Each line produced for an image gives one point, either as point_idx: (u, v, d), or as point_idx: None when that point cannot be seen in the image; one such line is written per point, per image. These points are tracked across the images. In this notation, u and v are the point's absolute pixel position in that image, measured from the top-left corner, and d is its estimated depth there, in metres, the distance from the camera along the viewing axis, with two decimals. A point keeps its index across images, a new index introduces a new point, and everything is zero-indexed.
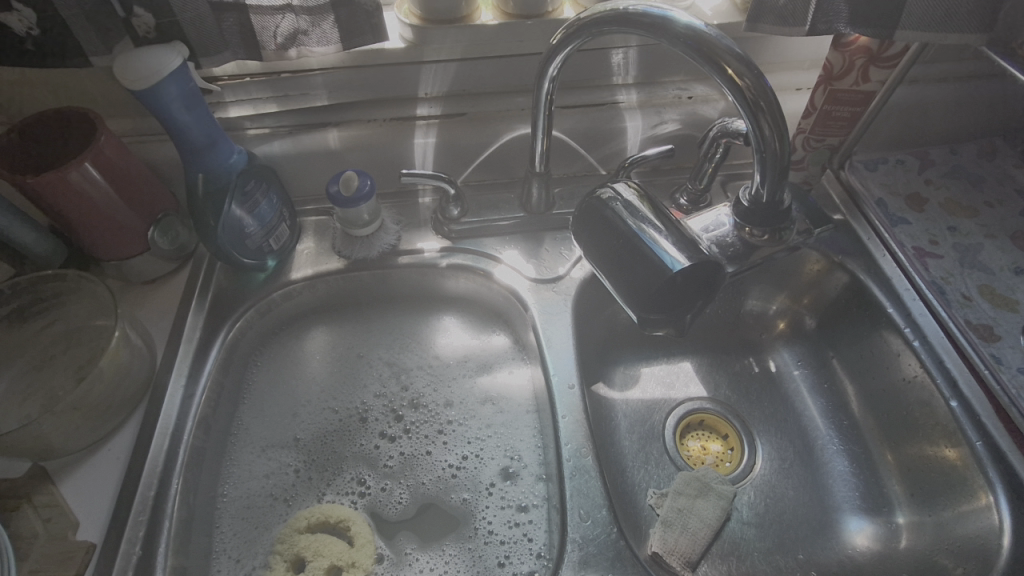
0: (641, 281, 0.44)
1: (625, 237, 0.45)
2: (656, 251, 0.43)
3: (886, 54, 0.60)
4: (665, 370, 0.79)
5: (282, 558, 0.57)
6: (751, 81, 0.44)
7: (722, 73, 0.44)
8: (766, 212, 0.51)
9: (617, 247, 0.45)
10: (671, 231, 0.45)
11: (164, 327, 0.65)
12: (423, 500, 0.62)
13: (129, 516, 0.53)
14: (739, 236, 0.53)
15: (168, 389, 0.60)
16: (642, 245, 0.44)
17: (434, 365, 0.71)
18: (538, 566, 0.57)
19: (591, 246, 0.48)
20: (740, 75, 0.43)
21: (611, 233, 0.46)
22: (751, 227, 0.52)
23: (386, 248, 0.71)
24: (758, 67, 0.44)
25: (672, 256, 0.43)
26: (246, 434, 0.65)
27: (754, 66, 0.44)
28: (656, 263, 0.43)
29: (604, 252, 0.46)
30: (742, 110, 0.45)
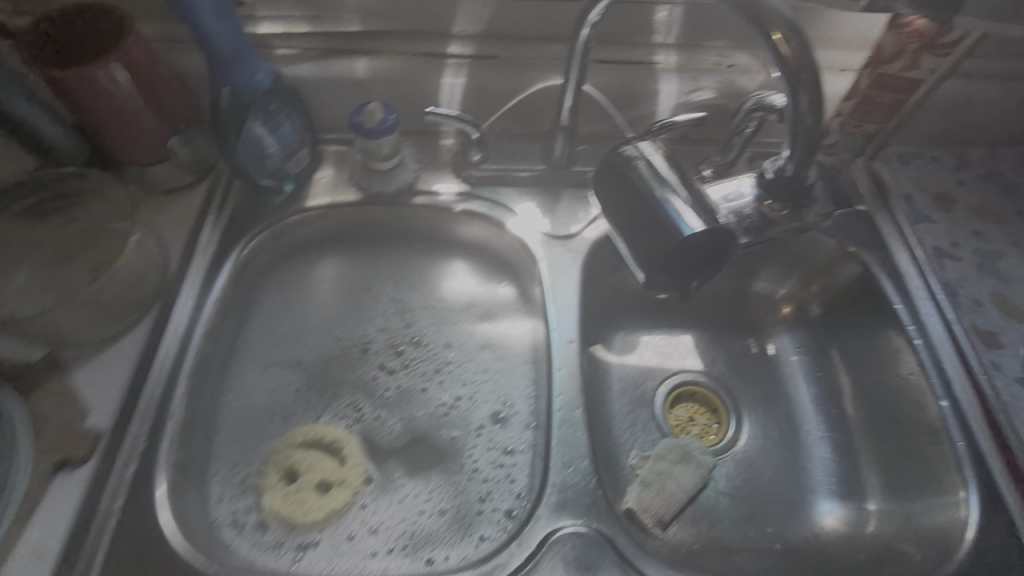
0: (652, 243, 0.44)
1: (643, 197, 0.45)
2: (670, 214, 0.43)
3: (942, 41, 0.58)
4: (664, 341, 0.80)
5: (276, 468, 0.60)
6: (796, 48, 0.42)
7: (767, 38, 0.43)
8: (787, 188, 0.51)
9: (634, 206, 0.45)
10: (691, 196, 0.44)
11: (179, 238, 0.66)
12: (414, 432, 0.64)
13: (136, 410, 0.55)
14: (759, 209, 0.52)
15: (181, 297, 0.62)
16: (659, 206, 0.44)
17: (438, 306, 0.72)
18: (516, 505, 0.60)
19: (608, 203, 0.47)
20: (786, 41, 0.42)
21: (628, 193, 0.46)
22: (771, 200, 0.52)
23: (404, 185, 0.71)
24: (805, 36, 0.42)
25: (687, 220, 0.43)
26: (251, 350, 0.67)
27: (802, 35, 0.42)
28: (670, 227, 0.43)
29: (620, 210, 0.46)
30: (782, 80, 0.44)
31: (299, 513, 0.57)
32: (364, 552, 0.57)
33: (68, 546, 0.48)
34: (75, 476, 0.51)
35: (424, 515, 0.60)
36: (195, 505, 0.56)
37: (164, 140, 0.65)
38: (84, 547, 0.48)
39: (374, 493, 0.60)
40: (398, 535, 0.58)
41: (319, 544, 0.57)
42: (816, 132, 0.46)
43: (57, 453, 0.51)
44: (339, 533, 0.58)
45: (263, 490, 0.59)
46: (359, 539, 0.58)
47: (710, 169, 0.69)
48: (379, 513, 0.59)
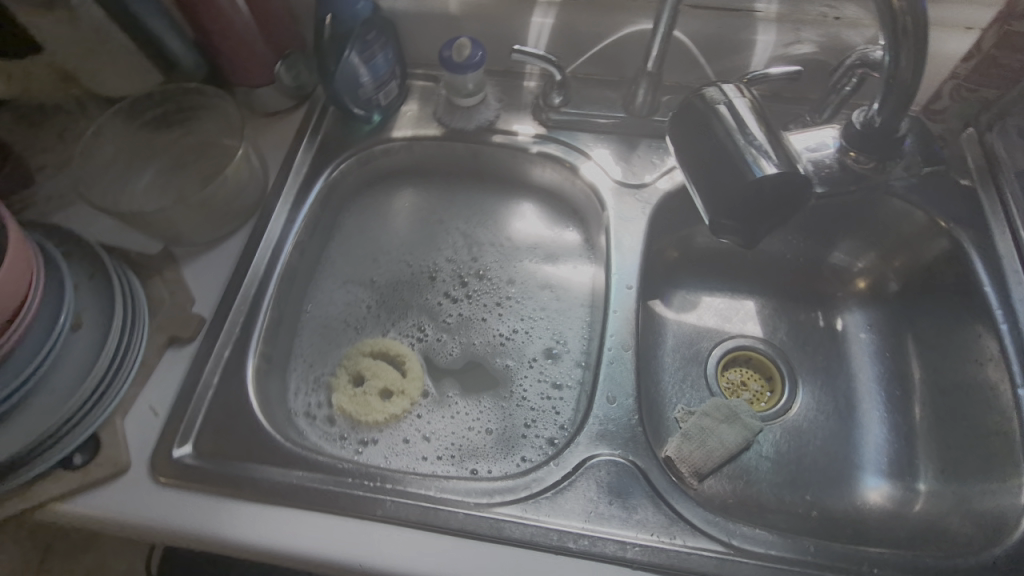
0: (721, 187, 0.44)
1: (716, 139, 0.45)
2: (743, 155, 0.43)
3: None
4: (726, 304, 0.79)
5: (346, 371, 0.66)
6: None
7: None
8: (873, 138, 0.51)
9: (706, 146, 0.46)
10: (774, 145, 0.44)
11: (277, 156, 0.72)
12: (471, 356, 0.69)
13: (233, 304, 0.62)
14: (840, 160, 0.53)
15: (276, 208, 0.68)
16: (731, 147, 0.44)
17: (504, 244, 0.75)
18: (559, 435, 0.63)
19: (682, 144, 0.48)
20: None
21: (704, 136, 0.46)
22: (856, 151, 0.52)
23: (484, 123, 0.73)
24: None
25: (758, 162, 0.43)
26: (332, 266, 0.73)
27: None
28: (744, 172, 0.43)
29: (692, 151, 0.47)
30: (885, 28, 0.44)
31: (363, 413, 0.64)
32: (417, 455, 0.63)
33: (175, 408, 0.56)
34: (182, 352, 0.59)
35: (473, 431, 0.64)
36: (276, 392, 0.63)
37: (270, 65, 0.70)
38: (187, 411, 0.56)
39: (430, 406, 0.66)
40: (448, 445, 0.63)
41: (378, 442, 0.63)
42: (912, 88, 0.46)
43: (169, 330, 0.59)
44: (396, 435, 0.64)
45: (333, 389, 0.65)
46: (413, 444, 0.63)
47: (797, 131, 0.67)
48: (432, 424, 0.64)
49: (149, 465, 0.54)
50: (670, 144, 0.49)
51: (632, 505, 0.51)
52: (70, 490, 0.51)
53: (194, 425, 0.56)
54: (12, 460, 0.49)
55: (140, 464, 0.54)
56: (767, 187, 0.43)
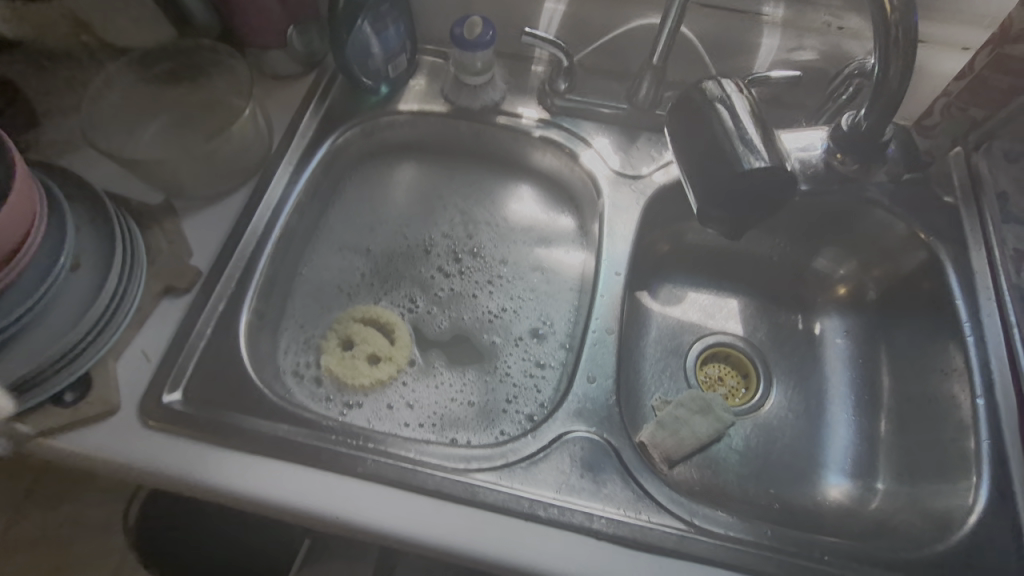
0: (713, 181, 0.46)
1: (711, 133, 0.47)
2: (735, 151, 0.45)
3: None
4: (711, 301, 0.82)
5: (336, 334, 0.68)
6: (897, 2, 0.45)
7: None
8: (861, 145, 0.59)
9: (701, 140, 0.47)
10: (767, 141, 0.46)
11: (283, 119, 0.73)
12: (459, 330, 0.70)
13: (230, 259, 0.63)
14: (827, 161, 0.61)
15: (278, 169, 0.69)
16: (724, 142, 0.46)
17: (500, 225, 0.76)
18: (538, 411, 0.66)
19: (678, 137, 0.50)
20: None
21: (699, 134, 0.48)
22: (843, 155, 0.60)
23: (490, 103, 0.74)
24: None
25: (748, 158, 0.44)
26: (330, 232, 0.74)
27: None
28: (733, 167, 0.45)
29: (688, 144, 0.48)
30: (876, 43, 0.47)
31: (350, 376, 0.65)
32: (399, 420, 0.65)
33: (166, 355, 0.58)
34: (177, 302, 0.61)
35: (456, 402, 0.66)
36: (266, 349, 0.65)
37: (281, 30, 0.70)
38: (178, 359, 0.58)
39: (415, 374, 0.67)
40: (430, 412, 0.65)
41: (363, 406, 0.65)
42: (896, 96, 0.50)
43: (165, 280, 0.60)
44: (380, 400, 0.65)
45: (322, 350, 0.67)
46: (396, 410, 0.65)
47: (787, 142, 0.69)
48: (416, 392, 0.66)
49: (139, 407, 0.55)
50: (668, 137, 0.51)
51: (602, 480, 0.53)
52: (60, 425, 0.53)
53: (184, 373, 0.57)
54: (7, 390, 0.51)
55: (130, 406, 0.55)
56: (754, 184, 0.45)
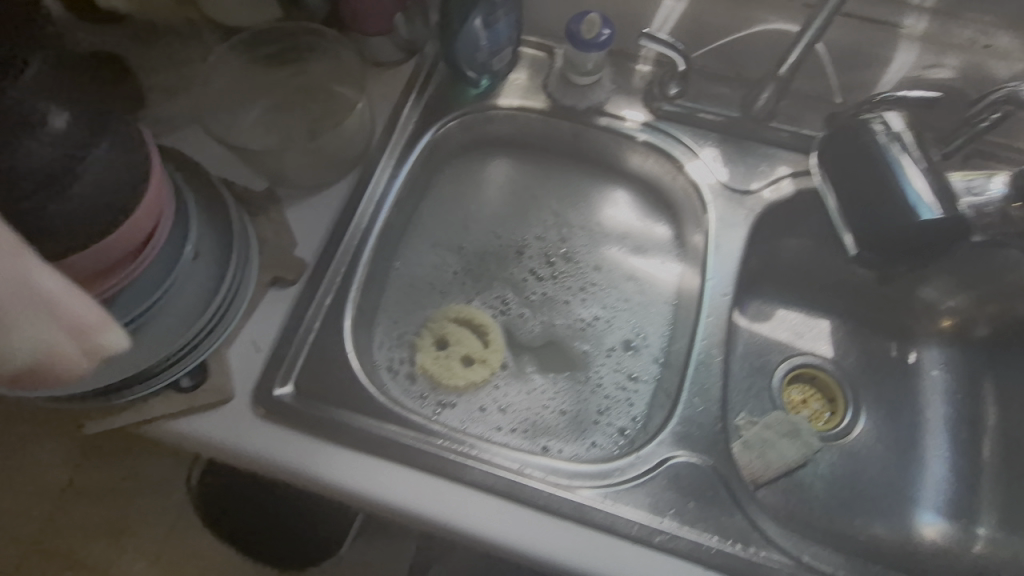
0: (872, 205, 0.57)
1: (880, 165, 0.57)
2: (902, 181, 0.56)
3: None
4: (801, 320, 0.79)
5: (430, 333, 0.68)
6: None
7: None
8: None
9: (870, 169, 0.58)
10: None
11: (384, 107, 0.71)
12: (551, 336, 0.70)
13: (336, 254, 0.63)
14: (998, 209, 0.56)
15: (380, 161, 0.68)
16: (894, 175, 0.56)
17: (595, 230, 0.74)
18: (631, 425, 0.65)
19: (836, 166, 0.60)
20: None
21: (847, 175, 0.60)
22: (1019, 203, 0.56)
23: (595, 104, 0.71)
24: None
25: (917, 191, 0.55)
26: (422, 227, 0.74)
27: None
28: (901, 198, 0.56)
29: (850, 172, 0.59)
30: None
31: (444, 377, 0.66)
32: (492, 425, 0.65)
33: (275, 346, 0.59)
34: (284, 293, 0.61)
35: (547, 410, 0.66)
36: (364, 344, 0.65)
37: (391, 16, 0.67)
38: (288, 352, 0.58)
39: (507, 379, 0.67)
40: (523, 418, 0.66)
41: (455, 407, 0.65)
42: None
43: (273, 271, 0.61)
44: (473, 402, 0.66)
45: (417, 348, 0.67)
46: (489, 413, 0.66)
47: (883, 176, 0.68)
48: (508, 396, 0.67)
49: (253, 397, 0.56)
50: (821, 167, 0.62)
51: (709, 508, 0.53)
52: (180, 410, 0.54)
53: (294, 367, 0.58)
54: (129, 379, 0.52)
55: (243, 396, 0.57)
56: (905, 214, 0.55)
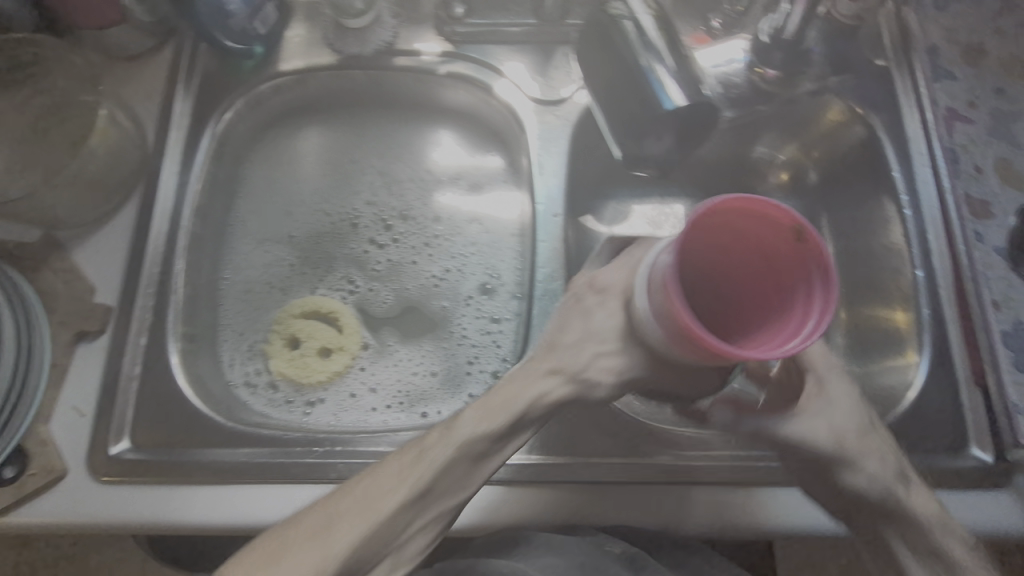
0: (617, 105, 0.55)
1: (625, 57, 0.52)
2: (653, 83, 0.51)
3: None
4: (656, 211, 0.73)
5: (278, 335, 0.65)
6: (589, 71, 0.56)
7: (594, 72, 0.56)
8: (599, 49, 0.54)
9: (616, 65, 0.53)
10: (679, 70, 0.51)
11: (152, 110, 0.63)
12: (407, 302, 0.67)
13: (139, 287, 0.58)
14: (748, 77, 0.63)
15: (162, 174, 0.62)
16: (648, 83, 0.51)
17: (426, 179, 0.71)
18: (501, 366, 0.65)
19: (594, 64, 0.55)
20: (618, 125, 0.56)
21: (589, 53, 0.55)
22: (760, 68, 0.62)
23: (381, 46, 0.66)
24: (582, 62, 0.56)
25: (658, 75, 0.51)
26: (243, 226, 0.68)
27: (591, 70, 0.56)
28: (653, 101, 0.51)
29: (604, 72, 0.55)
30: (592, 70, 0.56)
31: (303, 375, 0.64)
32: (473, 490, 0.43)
33: (100, 405, 0.55)
34: (96, 346, 0.57)
35: (417, 376, 0.65)
36: (208, 370, 0.62)
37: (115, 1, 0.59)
38: (115, 404, 0.55)
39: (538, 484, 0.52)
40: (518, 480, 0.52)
41: (325, 401, 0.63)
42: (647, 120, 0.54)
43: (74, 325, 0.56)
44: (341, 391, 0.64)
45: (269, 355, 0.64)
46: (361, 397, 0.64)
47: None
48: (378, 375, 0.65)
49: (86, 467, 0.53)
50: (587, 60, 0.56)
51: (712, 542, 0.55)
52: (10, 503, 0.51)
53: (126, 420, 0.55)
54: None
55: (77, 467, 0.53)
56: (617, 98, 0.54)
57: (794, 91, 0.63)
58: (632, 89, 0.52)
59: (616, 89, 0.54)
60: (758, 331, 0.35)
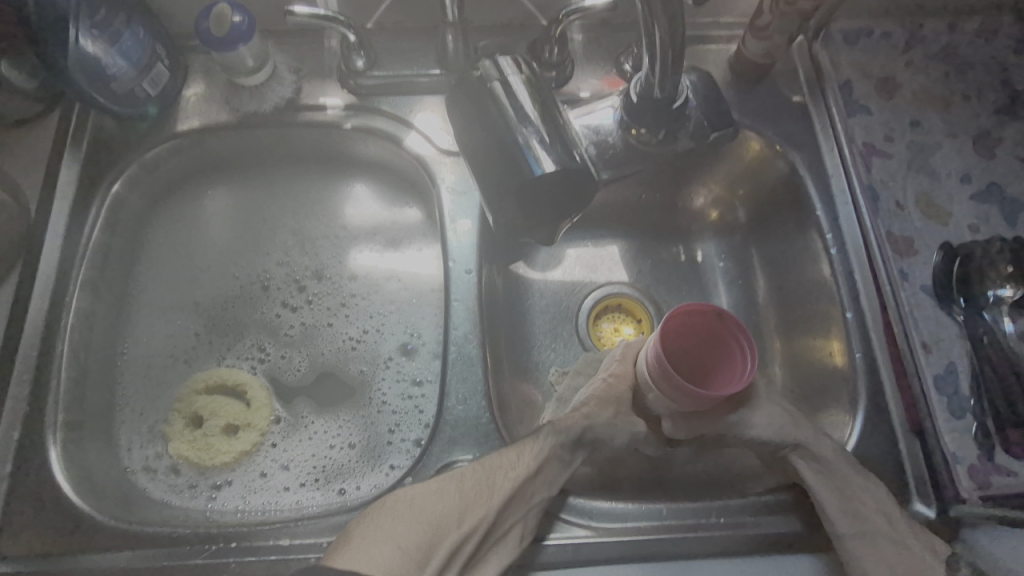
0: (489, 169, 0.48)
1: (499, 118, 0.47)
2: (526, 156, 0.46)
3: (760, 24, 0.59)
4: (591, 254, 0.70)
5: (179, 415, 0.60)
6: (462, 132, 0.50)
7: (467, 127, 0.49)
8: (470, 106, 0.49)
9: (486, 126, 0.48)
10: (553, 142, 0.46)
11: (35, 178, 0.59)
12: (322, 368, 0.63)
13: (13, 374, 0.54)
14: (624, 138, 0.58)
15: (43, 248, 0.57)
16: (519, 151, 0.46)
17: (341, 235, 0.67)
18: (424, 433, 0.61)
19: (462, 121, 0.49)
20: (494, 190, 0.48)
21: (457, 108, 0.50)
22: (637, 127, 0.56)
23: (281, 102, 0.63)
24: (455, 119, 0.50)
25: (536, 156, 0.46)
26: (143, 295, 0.63)
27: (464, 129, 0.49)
28: (526, 170, 0.46)
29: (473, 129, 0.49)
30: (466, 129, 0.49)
31: (206, 458, 0.58)
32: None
33: None
34: None
35: (334, 449, 0.60)
36: (98, 458, 0.56)
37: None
38: None
39: None
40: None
41: (232, 483, 0.58)
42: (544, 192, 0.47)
43: None
44: (249, 471, 0.59)
45: (169, 437, 0.59)
46: (271, 476, 0.59)
47: (588, 91, 0.64)
48: (291, 451, 0.60)
49: None
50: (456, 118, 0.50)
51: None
52: None
53: None
54: None
55: None
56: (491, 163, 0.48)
57: (673, 150, 0.58)
58: (502, 155, 0.47)
59: (483, 164, 0.48)
60: (723, 369, 0.47)
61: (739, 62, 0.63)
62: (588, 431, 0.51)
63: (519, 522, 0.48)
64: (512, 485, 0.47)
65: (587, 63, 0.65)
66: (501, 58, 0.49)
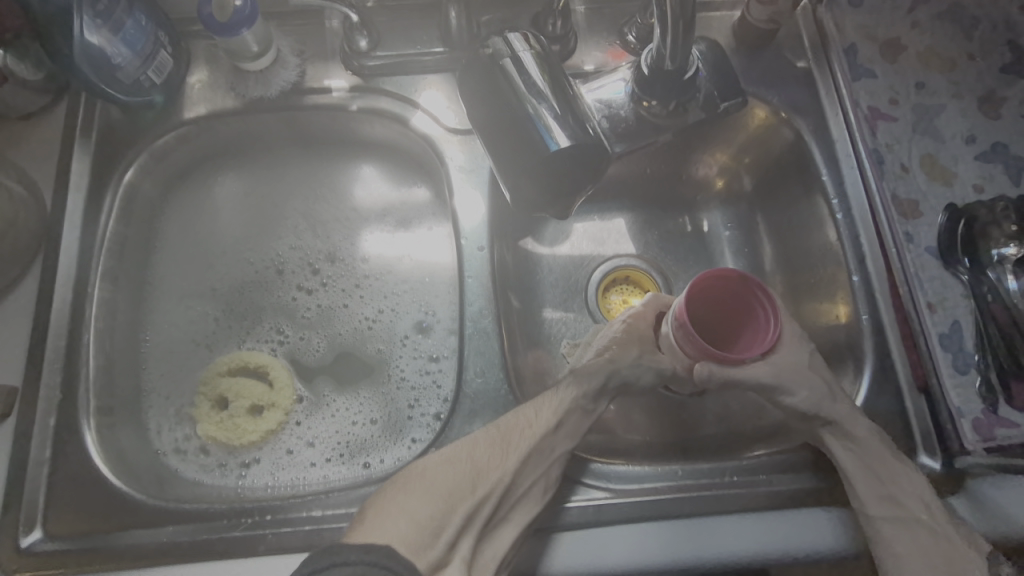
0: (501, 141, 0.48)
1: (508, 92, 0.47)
2: (539, 128, 0.47)
3: None
4: (598, 227, 0.71)
5: (205, 398, 0.62)
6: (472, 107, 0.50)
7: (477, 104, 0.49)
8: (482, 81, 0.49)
9: (497, 101, 0.48)
10: (565, 117, 0.47)
11: (48, 171, 0.60)
12: (340, 348, 0.65)
13: (44, 364, 0.55)
14: (636, 110, 0.58)
15: (62, 239, 0.58)
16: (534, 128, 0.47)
17: (352, 218, 0.68)
18: (443, 408, 0.63)
19: (473, 98, 0.50)
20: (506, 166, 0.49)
21: (469, 83, 0.50)
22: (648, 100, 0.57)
23: (286, 86, 0.63)
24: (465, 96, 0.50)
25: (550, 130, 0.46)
26: (162, 283, 0.65)
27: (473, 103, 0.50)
28: (540, 144, 0.46)
29: (484, 105, 0.49)
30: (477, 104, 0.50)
31: (234, 437, 0.60)
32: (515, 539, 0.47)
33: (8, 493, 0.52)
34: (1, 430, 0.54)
35: (356, 425, 0.62)
36: (131, 441, 0.58)
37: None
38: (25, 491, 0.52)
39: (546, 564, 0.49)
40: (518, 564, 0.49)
41: (260, 461, 0.61)
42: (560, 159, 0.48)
43: None
44: (276, 449, 0.61)
45: (197, 418, 0.61)
46: (297, 452, 0.61)
47: (592, 63, 0.64)
48: (315, 428, 0.62)
49: None
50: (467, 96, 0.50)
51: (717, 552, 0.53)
52: None
53: (37, 509, 0.52)
54: None
55: None
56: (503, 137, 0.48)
57: (683, 121, 0.58)
58: (514, 126, 0.47)
59: (496, 135, 0.49)
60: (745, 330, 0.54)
61: (743, 29, 0.63)
62: (612, 381, 0.53)
63: (538, 482, 0.49)
64: (530, 443, 0.48)
65: (590, 35, 0.65)
66: (511, 35, 0.50)
